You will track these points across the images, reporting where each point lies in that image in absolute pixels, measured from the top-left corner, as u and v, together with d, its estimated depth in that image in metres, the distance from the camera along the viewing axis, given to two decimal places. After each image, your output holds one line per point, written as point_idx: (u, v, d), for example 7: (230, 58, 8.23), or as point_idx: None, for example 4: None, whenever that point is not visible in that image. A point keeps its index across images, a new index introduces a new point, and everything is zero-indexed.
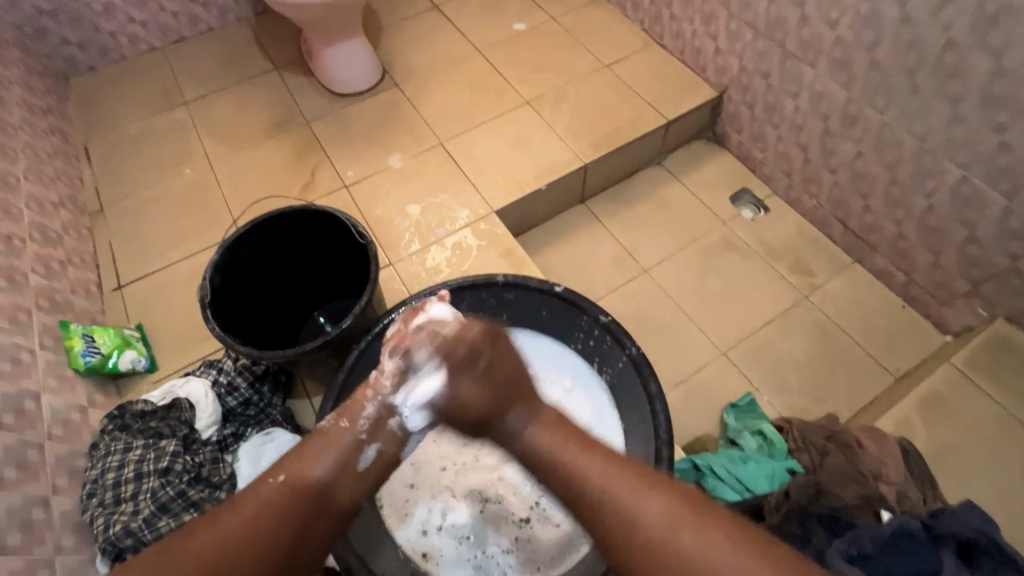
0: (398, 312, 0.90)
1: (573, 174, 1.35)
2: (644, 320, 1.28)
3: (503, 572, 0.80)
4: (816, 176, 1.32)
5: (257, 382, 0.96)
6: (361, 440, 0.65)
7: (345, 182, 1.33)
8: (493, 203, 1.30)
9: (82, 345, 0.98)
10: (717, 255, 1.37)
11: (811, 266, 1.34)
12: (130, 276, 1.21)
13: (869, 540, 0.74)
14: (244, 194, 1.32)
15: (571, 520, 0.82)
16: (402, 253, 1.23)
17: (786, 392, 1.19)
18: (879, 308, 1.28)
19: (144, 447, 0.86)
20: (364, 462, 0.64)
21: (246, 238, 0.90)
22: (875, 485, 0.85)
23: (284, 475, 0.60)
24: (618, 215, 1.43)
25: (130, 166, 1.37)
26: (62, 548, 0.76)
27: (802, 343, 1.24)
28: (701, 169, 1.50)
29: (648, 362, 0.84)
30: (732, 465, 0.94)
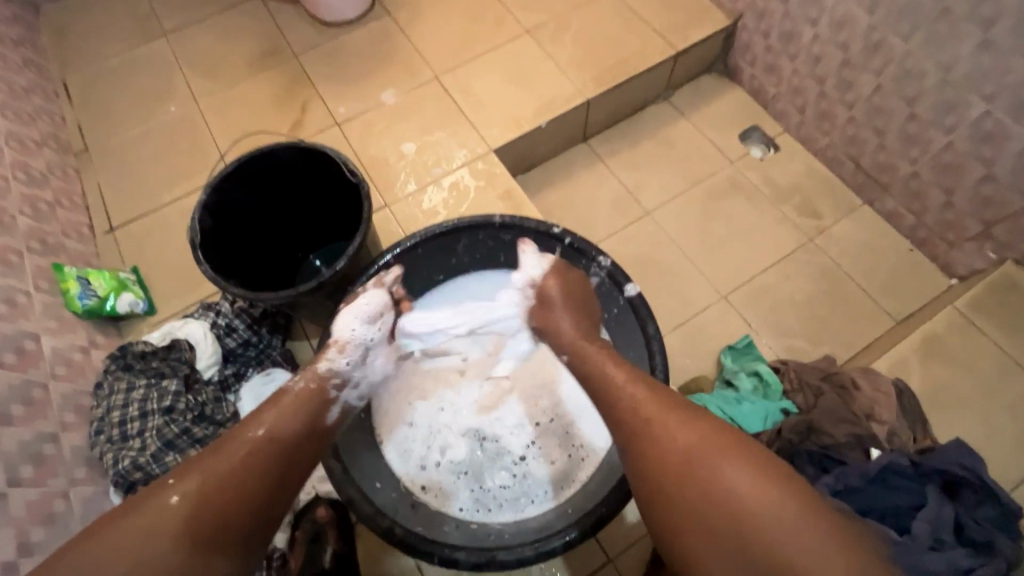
0: (393, 253, 0.86)
1: (574, 111, 1.29)
2: (646, 264, 1.26)
3: (499, 504, 0.82)
4: (831, 111, 1.26)
5: (255, 324, 0.96)
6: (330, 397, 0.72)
7: (337, 119, 1.27)
8: (491, 141, 1.25)
9: (78, 288, 0.98)
10: (722, 196, 1.33)
11: (818, 208, 1.31)
12: (121, 219, 1.19)
13: (856, 475, 0.74)
14: (232, 133, 1.27)
15: (565, 457, 0.85)
16: (397, 194, 1.20)
17: (785, 335, 1.19)
18: (885, 251, 1.25)
19: (147, 387, 0.87)
20: (331, 417, 0.72)
21: (234, 177, 0.87)
22: (866, 425, 0.82)
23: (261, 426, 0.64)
24: (621, 155, 1.38)
25: (112, 103, 1.31)
26: (76, 480, 0.78)
27: (803, 286, 1.23)
28: (709, 105, 1.42)
29: (646, 305, 0.82)
30: (727, 404, 0.93)
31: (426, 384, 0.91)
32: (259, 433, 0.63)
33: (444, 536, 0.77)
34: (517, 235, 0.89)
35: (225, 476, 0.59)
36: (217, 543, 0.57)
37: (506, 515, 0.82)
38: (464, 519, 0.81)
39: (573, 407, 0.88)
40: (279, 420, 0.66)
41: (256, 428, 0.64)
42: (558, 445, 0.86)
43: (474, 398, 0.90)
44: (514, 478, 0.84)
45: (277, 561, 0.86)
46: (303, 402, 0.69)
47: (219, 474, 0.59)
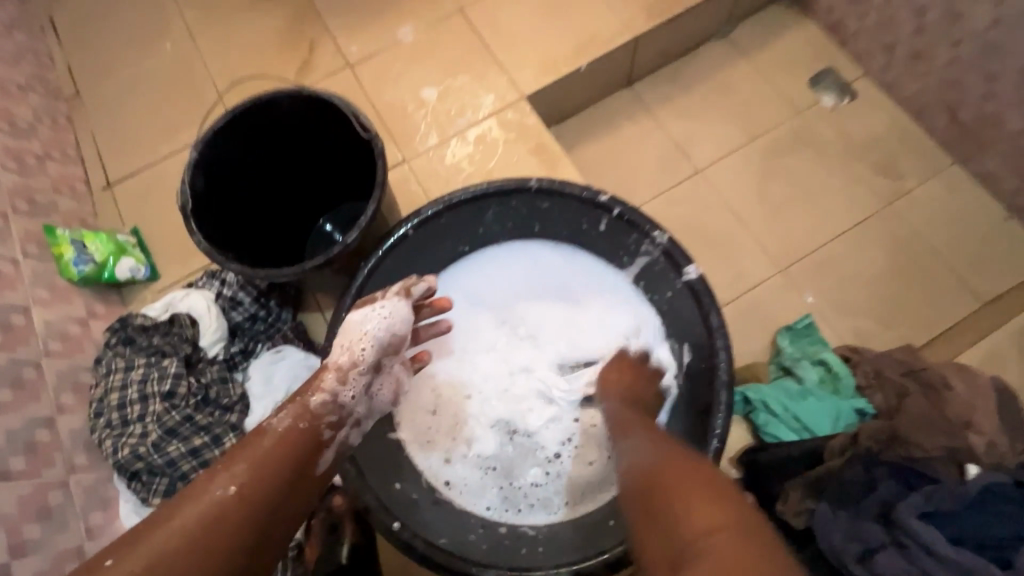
0: (410, 224, 0.74)
1: (620, 50, 1.12)
2: (695, 230, 1.12)
3: (529, 504, 0.75)
4: (928, 51, 1.06)
5: (263, 297, 0.88)
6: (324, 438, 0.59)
7: (348, 60, 1.12)
8: (523, 86, 1.09)
9: (72, 253, 0.90)
10: (787, 152, 1.16)
11: (900, 168, 1.13)
12: (118, 173, 1.09)
13: (950, 497, 0.64)
14: (233, 75, 1.13)
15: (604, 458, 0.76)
16: (417, 148, 1.06)
17: (852, 315, 1.05)
18: (976, 219, 1.08)
19: (146, 367, 0.79)
20: (323, 464, 0.58)
21: (228, 131, 0.75)
22: (964, 437, 0.70)
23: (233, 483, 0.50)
24: (671, 102, 1.20)
25: (102, 41, 1.18)
26: (75, 467, 0.73)
27: (877, 259, 1.08)
28: (777, 43, 1.22)
29: (710, 291, 0.69)
30: (790, 400, 0.82)
31: (450, 370, 0.81)
32: (230, 492, 0.49)
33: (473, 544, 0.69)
34: (555, 203, 0.77)
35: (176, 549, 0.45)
36: None
37: (540, 517, 0.74)
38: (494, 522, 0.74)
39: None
40: (256, 472, 0.52)
41: (227, 483, 0.50)
42: (597, 441, 0.77)
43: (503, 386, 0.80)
44: (548, 476, 0.76)
45: (293, 551, 0.77)
46: (283, 444, 0.55)
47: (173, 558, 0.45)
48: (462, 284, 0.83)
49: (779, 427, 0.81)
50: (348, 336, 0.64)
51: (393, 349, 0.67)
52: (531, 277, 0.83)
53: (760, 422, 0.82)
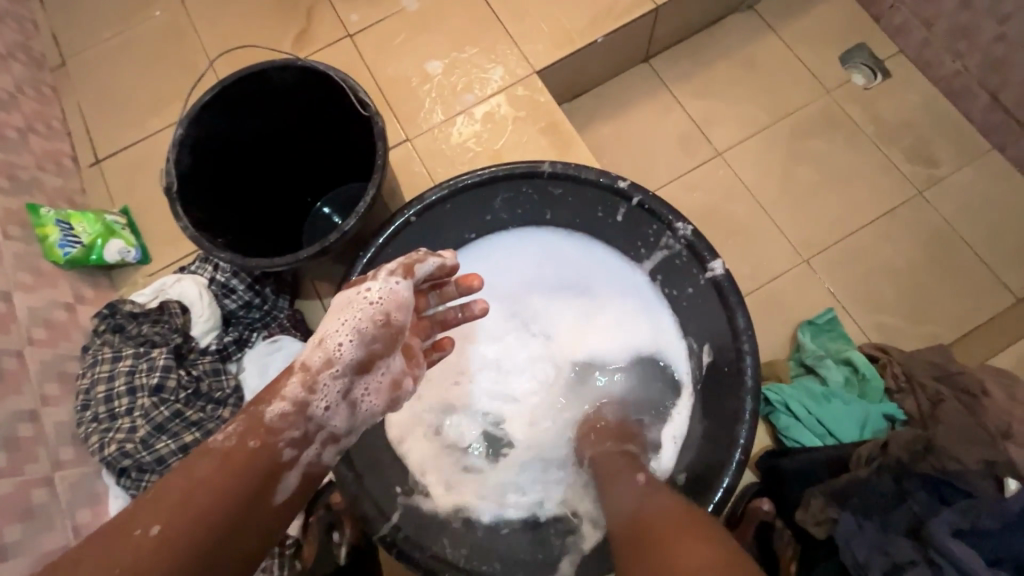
0: (413, 211, 0.69)
1: (639, 22, 1.04)
2: (714, 217, 1.06)
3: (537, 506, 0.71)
4: (974, 26, 0.98)
5: (257, 284, 0.83)
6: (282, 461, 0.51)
7: (348, 29, 1.05)
8: (535, 60, 1.02)
9: (58, 234, 0.85)
10: (815, 135, 1.09)
11: (935, 153, 1.06)
12: (107, 149, 1.03)
13: (990, 515, 0.60)
14: (227, 45, 1.07)
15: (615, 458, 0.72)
16: (421, 126, 1.00)
17: (880, 310, 0.99)
18: (1015, 210, 1.02)
19: (134, 358, 0.75)
20: (282, 490, 0.51)
21: (214, 106, 0.69)
22: (1002, 447, 0.64)
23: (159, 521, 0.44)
24: (692, 79, 1.13)
25: (88, 6, 1.11)
26: (62, 462, 0.69)
27: (907, 250, 1.02)
28: (807, 16, 1.14)
29: (736, 288, 0.63)
30: (814, 403, 0.77)
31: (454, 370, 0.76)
32: (152, 534, 0.43)
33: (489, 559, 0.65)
34: (569, 189, 0.71)
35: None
36: None
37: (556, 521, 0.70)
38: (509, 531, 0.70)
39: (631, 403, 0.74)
40: (185, 509, 0.45)
41: (149, 522, 0.44)
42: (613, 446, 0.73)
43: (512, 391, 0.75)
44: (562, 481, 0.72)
45: (290, 548, 0.76)
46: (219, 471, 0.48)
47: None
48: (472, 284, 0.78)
49: (801, 432, 0.76)
50: (327, 328, 0.56)
51: (378, 347, 0.56)
52: (547, 275, 0.78)
53: (781, 426, 0.78)
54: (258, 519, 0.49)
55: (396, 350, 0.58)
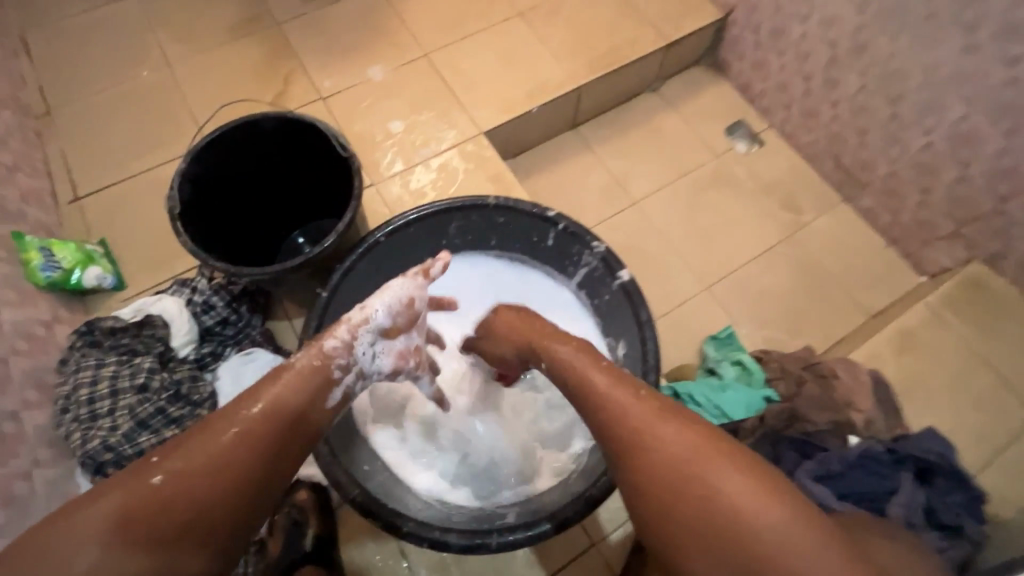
0: (382, 233, 0.84)
1: (566, 96, 1.28)
2: (632, 252, 1.27)
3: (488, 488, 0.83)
4: (816, 109, 1.28)
5: (235, 302, 0.92)
6: (333, 377, 0.65)
7: (321, 93, 1.23)
8: (481, 123, 1.23)
9: (40, 259, 0.92)
10: (709, 188, 1.34)
11: (800, 204, 1.33)
12: (87, 188, 1.12)
13: (837, 462, 0.77)
14: (209, 102, 1.21)
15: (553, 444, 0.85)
16: (384, 174, 1.16)
17: (765, 326, 1.21)
18: (862, 247, 1.29)
19: (118, 364, 0.82)
20: (331, 400, 0.64)
21: (215, 146, 0.82)
22: (846, 413, 0.86)
23: (259, 402, 0.57)
24: (611, 143, 1.38)
25: (77, 64, 1.23)
26: (39, 461, 0.74)
27: (784, 279, 1.26)
28: (698, 98, 1.43)
29: (639, 291, 0.82)
30: (712, 393, 0.94)
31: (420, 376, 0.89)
32: (254, 411, 0.56)
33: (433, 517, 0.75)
34: (510, 218, 0.88)
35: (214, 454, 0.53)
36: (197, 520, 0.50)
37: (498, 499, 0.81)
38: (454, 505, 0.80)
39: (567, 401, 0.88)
40: (276, 400, 0.59)
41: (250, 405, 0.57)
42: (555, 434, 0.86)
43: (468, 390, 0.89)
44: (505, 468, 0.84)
45: (255, 548, 0.82)
46: (295, 380, 0.62)
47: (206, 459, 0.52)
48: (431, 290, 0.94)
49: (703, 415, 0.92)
50: (369, 302, 0.69)
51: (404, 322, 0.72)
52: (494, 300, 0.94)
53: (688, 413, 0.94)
54: (311, 421, 0.62)
55: (416, 325, 0.74)
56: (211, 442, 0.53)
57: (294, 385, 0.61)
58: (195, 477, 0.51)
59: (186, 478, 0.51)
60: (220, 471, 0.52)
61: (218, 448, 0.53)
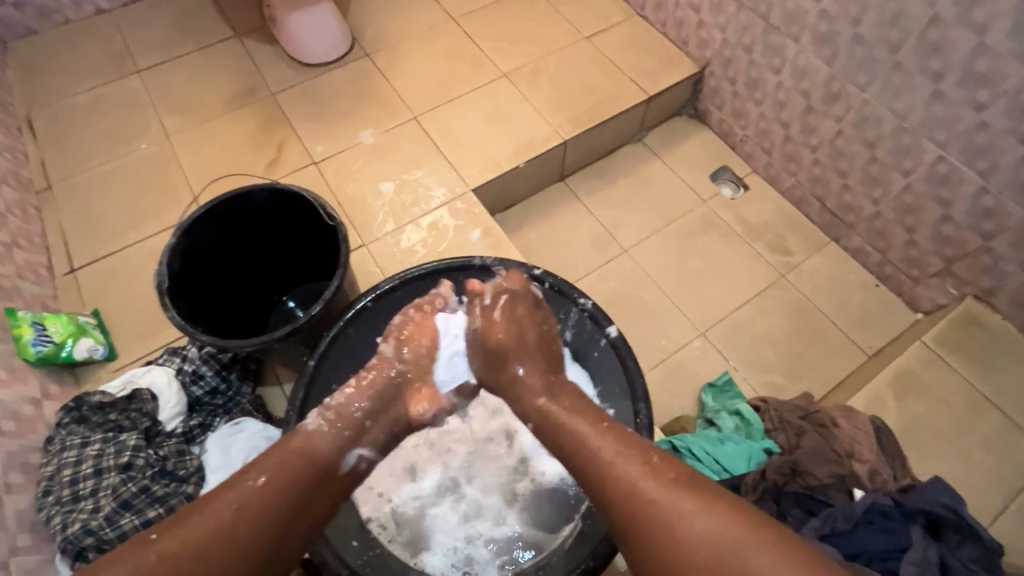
0: (370, 297, 0.85)
1: (552, 151, 1.32)
2: (624, 301, 1.27)
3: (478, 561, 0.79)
4: (796, 153, 1.32)
5: (224, 370, 0.92)
6: (346, 441, 0.66)
7: (314, 158, 1.27)
8: (469, 180, 1.26)
9: (32, 334, 0.92)
10: (698, 234, 1.36)
11: (789, 246, 1.34)
12: (84, 260, 1.14)
13: (843, 519, 0.75)
14: (205, 171, 1.25)
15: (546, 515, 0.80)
16: (375, 234, 1.18)
17: (764, 371, 1.20)
18: (854, 286, 1.29)
19: (103, 442, 0.81)
20: (347, 464, 0.66)
21: (206, 220, 0.84)
22: (848, 464, 0.83)
23: (265, 473, 0.58)
24: (599, 193, 1.40)
25: (79, 141, 1.27)
26: (18, 548, 0.72)
27: (779, 323, 1.25)
28: (681, 147, 1.47)
29: (628, 346, 0.81)
30: (710, 445, 0.92)
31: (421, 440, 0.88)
32: (260, 483, 0.57)
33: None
34: (496, 277, 0.89)
35: (216, 533, 0.53)
36: None
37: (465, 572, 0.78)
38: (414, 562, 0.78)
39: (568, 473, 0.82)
40: (283, 470, 0.60)
41: (257, 475, 0.58)
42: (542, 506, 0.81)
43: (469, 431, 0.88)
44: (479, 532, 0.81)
45: None
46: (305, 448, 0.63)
47: (203, 539, 0.53)
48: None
49: (703, 470, 0.90)
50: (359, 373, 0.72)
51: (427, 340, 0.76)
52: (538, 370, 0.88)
53: (687, 468, 0.92)
54: (320, 495, 0.62)
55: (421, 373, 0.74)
56: (209, 520, 0.54)
57: (302, 460, 0.62)
58: (202, 550, 0.52)
59: (180, 557, 0.52)
60: (221, 552, 0.53)
61: (220, 525, 0.54)
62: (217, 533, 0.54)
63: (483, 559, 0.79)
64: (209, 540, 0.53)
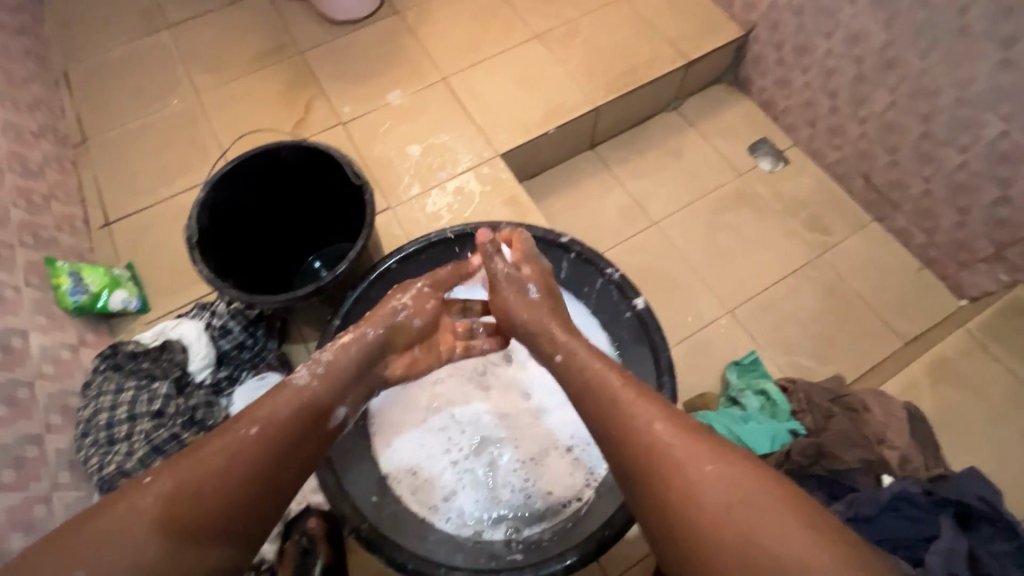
0: (394, 260, 0.86)
1: (583, 117, 1.27)
2: (650, 275, 1.24)
3: (481, 520, 0.81)
4: (842, 127, 1.24)
5: (251, 326, 0.94)
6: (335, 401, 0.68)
7: (341, 119, 1.25)
8: (496, 145, 1.23)
9: (69, 283, 0.94)
10: (732, 209, 1.31)
11: (828, 224, 1.29)
12: (118, 214, 1.16)
13: (868, 503, 0.73)
14: (234, 130, 1.24)
15: (554, 486, 0.82)
16: (401, 197, 1.17)
17: (792, 352, 1.16)
18: (895, 268, 1.23)
19: (136, 389, 0.84)
20: (336, 420, 0.68)
21: (233, 175, 0.84)
22: (877, 450, 0.82)
23: (256, 425, 0.60)
24: (629, 163, 1.36)
25: (113, 96, 1.28)
26: (59, 485, 0.76)
27: (811, 303, 1.21)
28: (719, 117, 1.41)
29: (655, 318, 0.80)
30: (733, 423, 0.91)
31: (436, 398, 0.89)
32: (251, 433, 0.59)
33: (404, 539, 0.75)
34: None
35: (208, 476, 0.54)
36: (192, 535, 0.52)
37: (465, 529, 0.80)
38: (418, 515, 0.80)
39: (580, 448, 0.85)
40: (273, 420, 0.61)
41: (249, 425, 0.60)
42: (551, 478, 0.83)
43: (487, 394, 0.89)
44: (481, 495, 0.83)
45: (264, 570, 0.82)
46: (292, 396, 0.64)
47: (201, 481, 0.54)
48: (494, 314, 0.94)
49: None
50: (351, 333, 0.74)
51: (430, 315, 0.80)
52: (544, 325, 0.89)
53: None
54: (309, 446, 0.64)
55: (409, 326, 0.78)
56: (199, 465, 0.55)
57: (293, 401, 0.63)
58: (194, 490, 0.53)
59: (180, 499, 0.52)
60: (213, 495, 0.54)
61: (210, 468, 0.55)
62: (209, 476, 0.54)
63: (487, 520, 0.81)
64: (213, 480, 0.55)
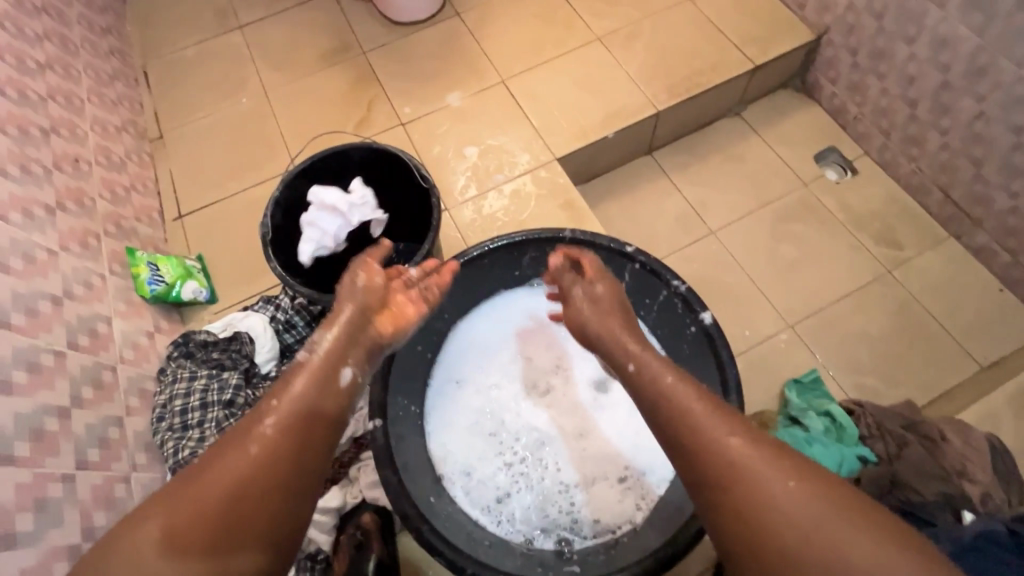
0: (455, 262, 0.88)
1: (643, 121, 1.25)
2: (707, 285, 1.21)
3: (532, 527, 0.81)
4: (920, 136, 1.18)
5: (313, 322, 0.96)
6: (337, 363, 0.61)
7: (401, 119, 1.27)
8: (554, 148, 1.22)
9: (147, 273, 1.00)
10: (795, 219, 1.26)
11: (900, 239, 1.22)
12: (190, 207, 1.21)
13: (948, 540, 0.70)
14: (300, 129, 1.28)
15: (606, 502, 0.82)
16: (457, 199, 1.18)
17: (856, 372, 1.11)
18: (973, 288, 1.16)
19: (208, 378, 0.89)
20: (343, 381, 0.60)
21: (306, 175, 0.87)
22: (958, 484, 0.77)
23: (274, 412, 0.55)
24: (688, 169, 1.33)
25: (188, 94, 1.34)
26: (137, 465, 0.80)
27: (878, 322, 1.15)
28: (784, 123, 1.35)
29: (723, 335, 0.77)
30: (796, 446, 0.88)
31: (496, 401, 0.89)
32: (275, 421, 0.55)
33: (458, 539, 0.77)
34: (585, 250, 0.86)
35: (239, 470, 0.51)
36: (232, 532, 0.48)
37: (517, 534, 0.81)
38: (472, 516, 0.81)
39: (636, 467, 0.84)
40: (288, 408, 0.55)
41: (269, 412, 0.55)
42: (605, 494, 0.83)
43: (546, 403, 0.89)
44: (534, 502, 0.83)
45: (320, 564, 0.86)
46: (311, 378, 0.58)
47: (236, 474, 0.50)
48: (551, 318, 0.94)
49: None
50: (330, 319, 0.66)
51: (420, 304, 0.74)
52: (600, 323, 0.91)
53: None
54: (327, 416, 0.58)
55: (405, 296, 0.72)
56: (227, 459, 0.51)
57: (309, 382, 0.58)
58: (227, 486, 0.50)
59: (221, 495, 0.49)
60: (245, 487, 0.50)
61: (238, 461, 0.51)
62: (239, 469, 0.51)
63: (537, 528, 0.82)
64: (241, 478, 0.50)
